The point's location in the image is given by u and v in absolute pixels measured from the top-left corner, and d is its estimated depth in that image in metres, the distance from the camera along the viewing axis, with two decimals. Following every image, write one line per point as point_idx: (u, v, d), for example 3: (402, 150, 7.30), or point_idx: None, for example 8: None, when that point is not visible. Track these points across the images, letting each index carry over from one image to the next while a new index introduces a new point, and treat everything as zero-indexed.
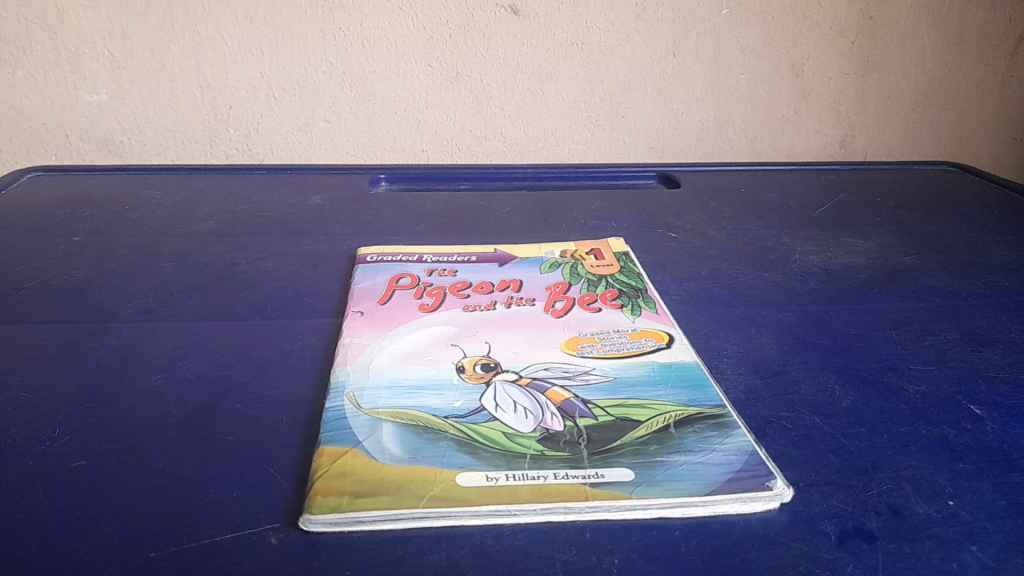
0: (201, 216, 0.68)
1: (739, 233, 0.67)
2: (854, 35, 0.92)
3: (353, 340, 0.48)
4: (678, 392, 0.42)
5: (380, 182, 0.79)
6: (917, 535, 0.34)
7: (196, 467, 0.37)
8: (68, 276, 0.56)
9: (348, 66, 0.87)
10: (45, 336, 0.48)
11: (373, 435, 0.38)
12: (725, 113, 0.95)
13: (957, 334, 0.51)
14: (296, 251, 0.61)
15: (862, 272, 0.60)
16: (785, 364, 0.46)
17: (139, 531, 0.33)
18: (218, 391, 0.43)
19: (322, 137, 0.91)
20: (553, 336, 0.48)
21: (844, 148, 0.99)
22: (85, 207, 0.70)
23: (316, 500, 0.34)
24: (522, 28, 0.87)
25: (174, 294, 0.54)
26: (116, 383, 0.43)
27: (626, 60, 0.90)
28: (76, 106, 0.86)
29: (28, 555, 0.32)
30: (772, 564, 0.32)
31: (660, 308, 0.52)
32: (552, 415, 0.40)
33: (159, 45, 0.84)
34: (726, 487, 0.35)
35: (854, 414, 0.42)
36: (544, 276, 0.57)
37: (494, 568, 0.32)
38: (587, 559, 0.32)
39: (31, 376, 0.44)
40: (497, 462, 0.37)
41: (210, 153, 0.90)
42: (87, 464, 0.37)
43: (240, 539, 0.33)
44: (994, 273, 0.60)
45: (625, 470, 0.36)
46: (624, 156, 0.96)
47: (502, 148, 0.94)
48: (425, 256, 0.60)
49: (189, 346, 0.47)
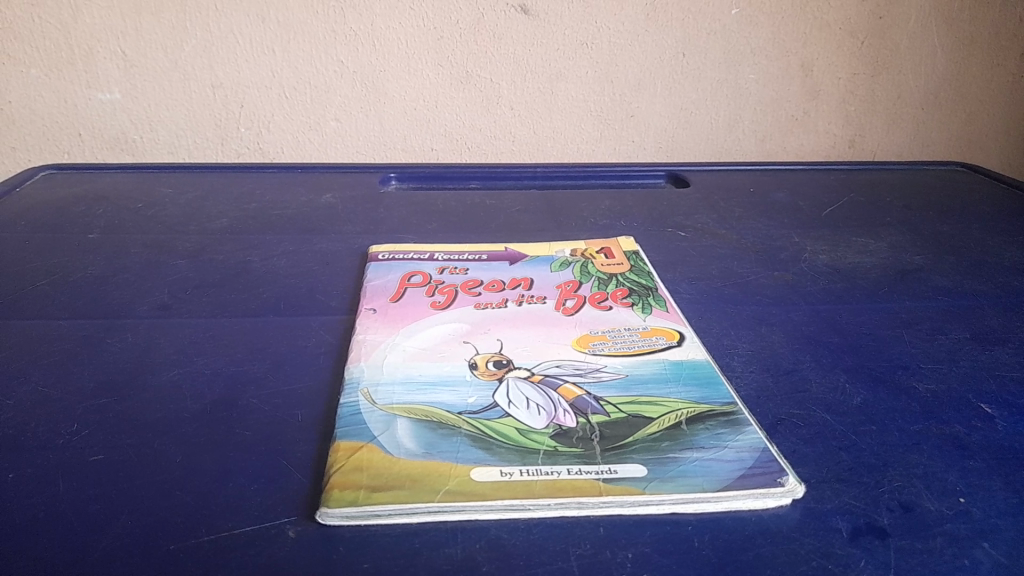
0: (214, 214, 0.69)
1: (749, 233, 0.67)
2: (864, 36, 0.92)
3: (367, 336, 0.48)
4: (689, 389, 0.43)
5: (391, 181, 0.79)
6: (928, 532, 0.34)
7: (214, 461, 0.37)
8: (83, 273, 0.57)
9: (359, 66, 0.87)
10: (62, 332, 0.48)
11: (388, 430, 0.39)
12: (734, 113, 0.95)
13: (967, 334, 0.51)
14: (309, 249, 0.62)
15: (873, 272, 0.60)
16: (796, 362, 0.47)
17: (159, 523, 0.33)
18: (234, 387, 0.43)
19: (333, 136, 0.91)
20: (565, 333, 0.49)
21: (853, 148, 1.00)
22: (99, 205, 0.70)
23: (333, 494, 0.35)
24: (533, 28, 0.87)
25: (189, 291, 0.54)
26: (133, 378, 0.44)
27: (636, 60, 0.90)
28: (90, 105, 0.87)
29: (50, 546, 0.32)
30: (785, 560, 0.32)
31: (671, 307, 0.53)
32: (565, 411, 0.40)
33: (171, 44, 0.84)
34: (739, 483, 0.36)
35: (864, 412, 0.42)
36: (554, 274, 0.58)
37: (510, 561, 0.32)
38: (601, 553, 0.32)
39: (49, 371, 0.44)
40: (511, 458, 0.37)
41: (222, 152, 0.91)
42: (105, 458, 0.37)
43: (259, 531, 0.33)
44: (1005, 273, 0.60)
45: (638, 466, 0.37)
46: (633, 156, 0.97)
47: (511, 147, 0.94)
48: (437, 254, 0.61)
49: (204, 342, 0.48)
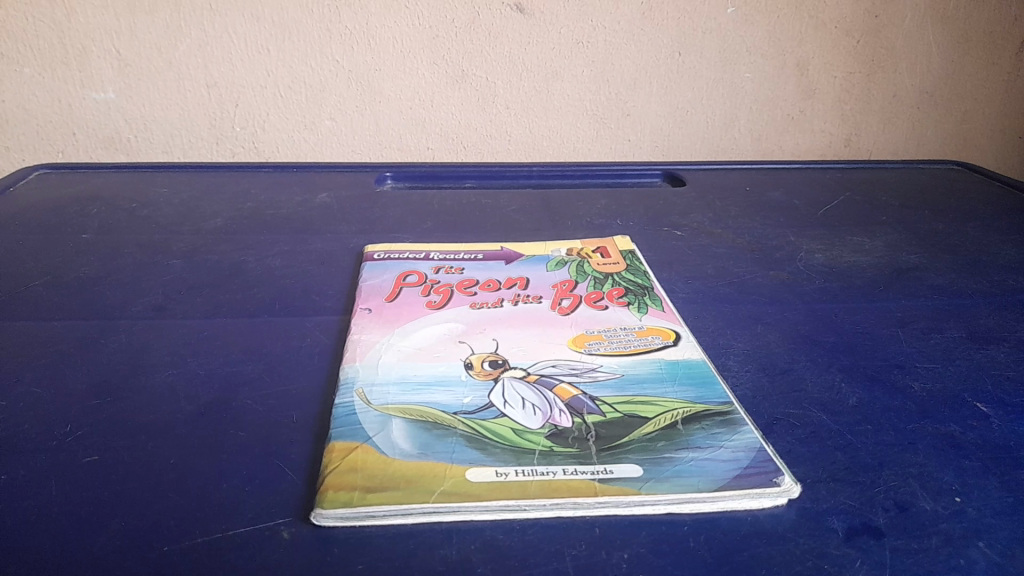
0: (209, 214, 0.68)
1: (745, 232, 0.67)
2: (859, 35, 0.92)
3: (362, 336, 0.48)
4: (685, 389, 0.42)
5: (386, 181, 0.79)
6: (924, 531, 0.34)
7: (208, 462, 0.37)
8: (77, 273, 0.56)
9: (354, 65, 0.87)
10: (56, 333, 0.48)
11: (384, 430, 0.39)
12: (730, 112, 0.95)
13: (963, 333, 0.51)
14: (305, 249, 0.62)
15: (868, 271, 0.60)
16: (792, 362, 0.47)
17: (153, 525, 0.33)
18: (229, 387, 0.43)
19: (329, 136, 0.91)
20: (561, 333, 0.49)
21: (849, 147, 1.00)
22: (93, 204, 0.70)
23: (327, 495, 0.35)
24: (528, 27, 0.87)
25: (184, 291, 0.54)
26: (127, 379, 0.43)
27: (632, 59, 0.90)
28: (84, 104, 0.87)
29: (43, 548, 0.32)
30: (781, 560, 0.32)
31: (667, 306, 0.53)
32: (560, 411, 0.40)
33: (166, 44, 0.84)
34: (735, 483, 0.36)
35: (860, 411, 0.42)
36: (550, 274, 0.58)
37: (505, 562, 0.32)
38: (597, 554, 0.32)
39: (43, 372, 0.44)
40: (507, 458, 0.37)
41: (217, 151, 0.91)
42: (99, 460, 0.37)
43: (254, 532, 0.33)
44: (1000, 272, 0.60)
45: (634, 467, 0.37)
46: (629, 156, 0.96)
47: (506, 146, 0.94)
48: (432, 254, 0.61)
49: (199, 342, 0.47)
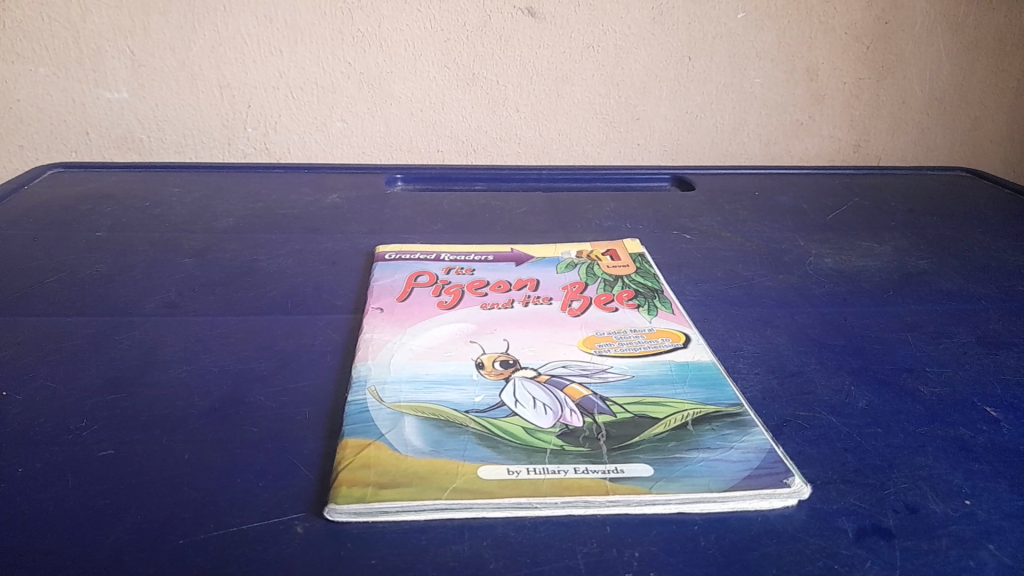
0: (221, 213, 0.69)
1: (754, 235, 0.68)
2: (869, 40, 0.92)
3: (374, 335, 0.48)
4: (695, 391, 0.43)
5: (397, 182, 0.79)
6: (933, 533, 0.34)
7: (221, 458, 0.38)
8: (91, 271, 0.57)
9: (365, 67, 0.88)
10: (70, 330, 0.49)
11: (396, 428, 0.39)
12: (739, 116, 0.95)
13: (972, 337, 0.51)
14: (316, 249, 0.62)
15: (877, 275, 0.61)
16: (801, 364, 0.47)
17: (167, 519, 0.34)
18: (241, 384, 0.43)
19: (339, 137, 0.92)
20: (571, 334, 0.49)
21: (858, 153, 1.00)
22: (106, 203, 0.70)
23: (341, 491, 0.35)
24: (539, 30, 0.87)
25: (196, 289, 0.55)
26: (141, 375, 0.44)
27: (641, 62, 0.90)
28: (97, 104, 0.87)
29: (57, 541, 0.32)
30: (791, 559, 0.33)
31: (676, 309, 0.53)
32: (571, 411, 0.41)
33: (179, 44, 0.85)
34: (745, 483, 0.36)
35: (869, 414, 0.42)
36: (561, 275, 0.58)
37: (517, 559, 0.32)
38: (609, 552, 0.33)
39: (58, 368, 0.44)
40: (518, 457, 0.37)
41: (229, 152, 0.91)
42: (115, 454, 0.38)
43: (268, 527, 0.34)
44: (1010, 277, 0.60)
45: (644, 466, 0.37)
46: (639, 159, 0.97)
47: (516, 149, 0.94)
48: (443, 255, 0.61)
49: (213, 339, 0.48)
